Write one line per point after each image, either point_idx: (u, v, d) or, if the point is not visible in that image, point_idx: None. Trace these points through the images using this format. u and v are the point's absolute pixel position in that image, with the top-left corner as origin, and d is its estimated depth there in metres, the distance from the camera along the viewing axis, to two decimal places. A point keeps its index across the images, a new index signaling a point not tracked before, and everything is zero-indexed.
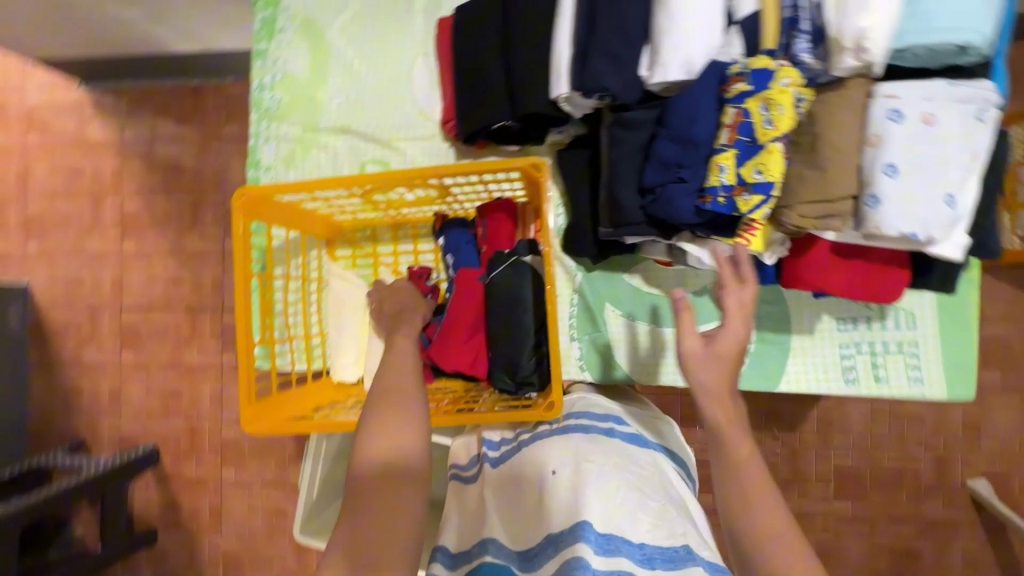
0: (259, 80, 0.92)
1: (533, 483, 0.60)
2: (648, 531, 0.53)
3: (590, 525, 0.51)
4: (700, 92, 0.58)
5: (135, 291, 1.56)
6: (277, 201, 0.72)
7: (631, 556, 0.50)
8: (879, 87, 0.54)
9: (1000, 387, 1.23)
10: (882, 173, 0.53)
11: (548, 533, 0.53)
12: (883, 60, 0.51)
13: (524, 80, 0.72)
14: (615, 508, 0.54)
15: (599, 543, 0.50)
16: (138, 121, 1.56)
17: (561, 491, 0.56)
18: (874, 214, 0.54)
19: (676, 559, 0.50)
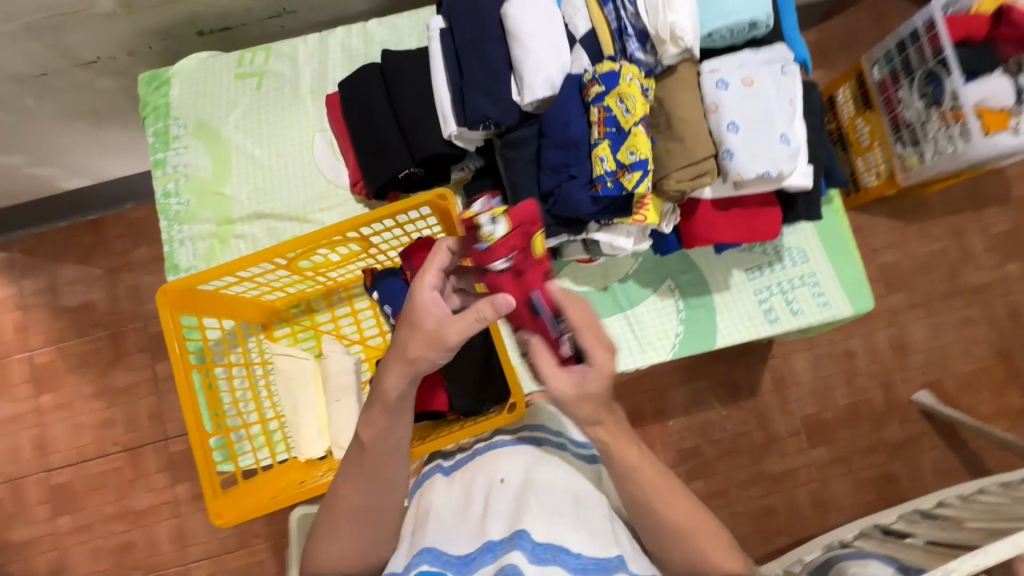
0: (162, 188, 0.94)
1: (477, 496, 0.59)
2: (584, 543, 0.54)
3: (527, 534, 0.51)
4: (566, 101, 0.68)
5: (62, 446, 1.43)
6: (203, 291, 0.73)
7: (566, 564, 0.50)
8: (703, 66, 0.65)
9: (906, 305, 1.39)
10: (728, 131, 0.63)
11: (487, 541, 0.53)
12: (696, 43, 0.63)
13: (417, 130, 0.79)
14: (557, 520, 0.54)
15: (534, 551, 0.50)
16: (38, 268, 1.49)
17: (505, 499, 0.57)
18: (732, 166, 0.63)
19: (609, 568, 0.52)
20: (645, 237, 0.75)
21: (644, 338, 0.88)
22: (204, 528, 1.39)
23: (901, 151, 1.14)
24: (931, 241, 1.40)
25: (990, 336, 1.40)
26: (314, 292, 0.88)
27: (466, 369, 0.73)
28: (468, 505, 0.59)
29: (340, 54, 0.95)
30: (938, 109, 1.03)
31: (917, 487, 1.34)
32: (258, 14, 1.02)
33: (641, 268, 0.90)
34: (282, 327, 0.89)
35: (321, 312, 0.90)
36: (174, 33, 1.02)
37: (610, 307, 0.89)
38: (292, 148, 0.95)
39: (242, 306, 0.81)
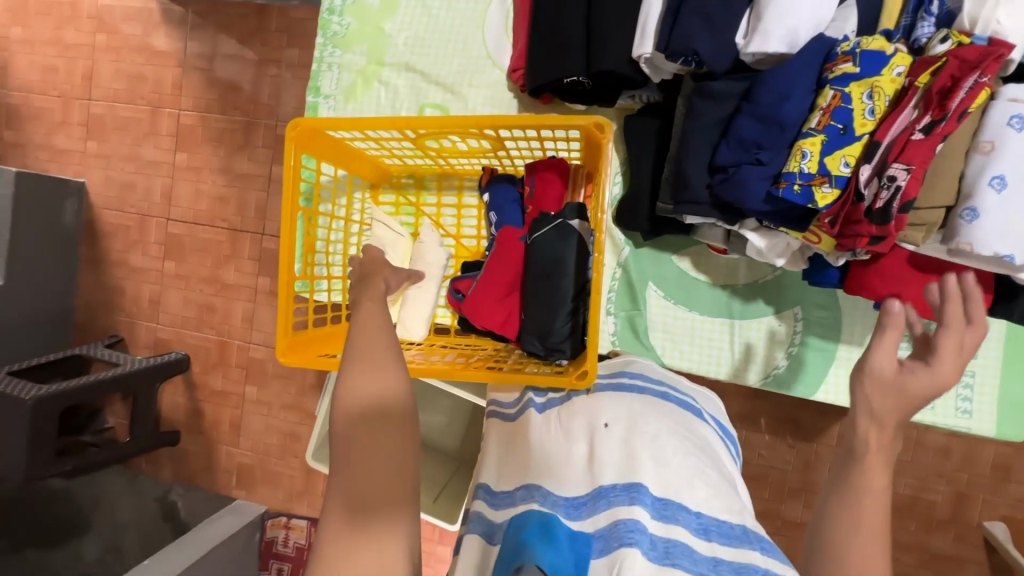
0: (329, 2, 0.89)
1: (582, 435, 0.58)
2: (705, 502, 0.51)
3: (645, 489, 0.50)
4: (797, 69, 0.53)
5: (183, 203, 1.60)
6: (328, 135, 0.70)
7: (687, 524, 0.49)
8: (1004, 89, 0.49)
9: None
10: (987, 185, 0.48)
11: (599, 486, 0.52)
12: (1019, 58, 0.47)
13: (608, 36, 0.68)
14: (670, 474, 0.52)
15: (656, 507, 0.50)
16: (203, 33, 1.56)
17: (613, 447, 0.55)
18: (968, 230, 0.49)
19: (735, 537, 0.49)
20: (801, 259, 0.65)
21: (740, 354, 0.80)
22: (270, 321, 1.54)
23: None
24: None
25: None
26: (430, 169, 0.86)
27: (546, 311, 0.69)
28: (572, 445, 0.58)
29: None
30: None
31: None
32: None
33: (773, 281, 0.79)
34: (387, 193, 0.89)
35: (429, 193, 0.88)
36: None
37: (719, 308, 0.80)
38: (466, 6, 0.86)
39: (358, 160, 0.80)
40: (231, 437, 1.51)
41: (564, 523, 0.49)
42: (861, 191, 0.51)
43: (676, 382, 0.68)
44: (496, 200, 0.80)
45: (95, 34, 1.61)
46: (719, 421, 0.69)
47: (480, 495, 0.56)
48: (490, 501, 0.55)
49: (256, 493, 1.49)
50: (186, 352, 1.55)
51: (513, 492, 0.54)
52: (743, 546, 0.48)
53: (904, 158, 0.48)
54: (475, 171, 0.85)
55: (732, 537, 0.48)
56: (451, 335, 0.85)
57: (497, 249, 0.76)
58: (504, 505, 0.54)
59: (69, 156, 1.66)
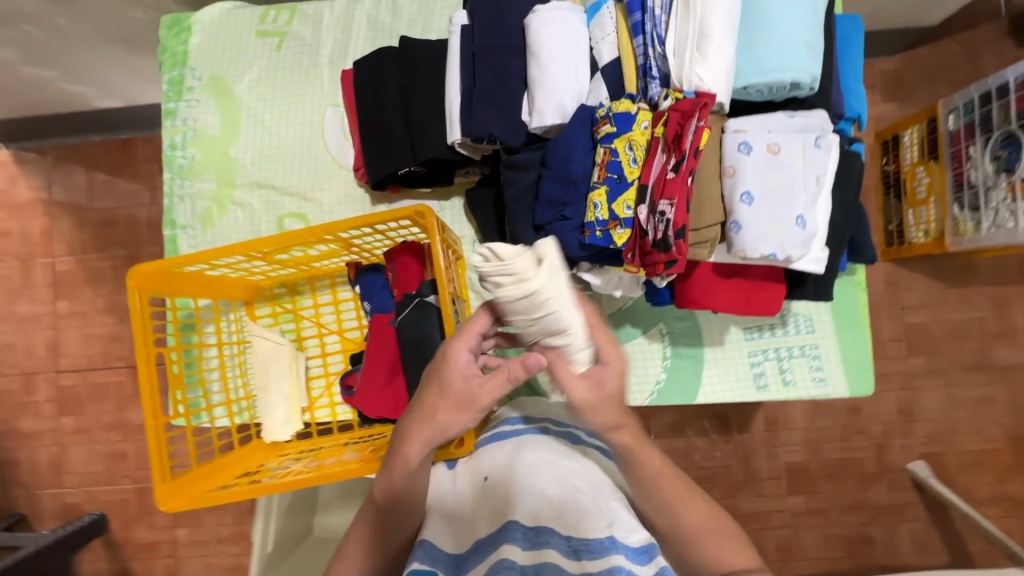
0: (170, 139, 0.93)
1: (466, 492, 0.62)
2: (575, 523, 0.54)
3: (516, 524, 0.53)
4: (573, 136, 0.62)
5: (71, 351, 1.51)
6: (177, 273, 0.72)
7: (558, 547, 0.51)
8: (729, 123, 0.59)
9: (926, 371, 1.31)
10: (740, 202, 0.58)
11: (475, 538, 0.56)
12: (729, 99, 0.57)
13: (424, 131, 0.76)
14: (539, 506, 0.56)
15: (526, 539, 0.52)
16: (67, 177, 1.53)
17: (490, 498, 0.60)
18: (739, 240, 0.58)
19: (600, 550, 0.51)
20: (638, 285, 0.71)
21: (626, 378, 0.85)
22: None
23: (957, 213, 1.03)
24: (971, 308, 1.30)
25: (1007, 418, 1.31)
26: (298, 276, 0.88)
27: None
28: (459, 505, 0.62)
29: (366, 26, 0.90)
30: (1007, 177, 0.92)
31: (890, 554, 1.30)
32: None
33: (635, 306, 0.85)
34: (263, 305, 0.90)
35: (304, 296, 0.90)
36: None
37: None
38: (302, 119, 0.92)
39: (220, 285, 0.81)
40: None
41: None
42: (644, 227, 0.59)
43: (559, 415, 0.73)
44: (366, 291, 0.83)
45: None
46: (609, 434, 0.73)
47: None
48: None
49: None
50: (100, 510, 1.43)
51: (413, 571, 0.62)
52: (608, 555, 0.50)
53: (666, 195, 0.57)
54: (341, 267, 0.87)
55: (599, 549, 0.51)
56: (355, 430, 0.85)
57: (371, 338, 0.78)
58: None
59: None
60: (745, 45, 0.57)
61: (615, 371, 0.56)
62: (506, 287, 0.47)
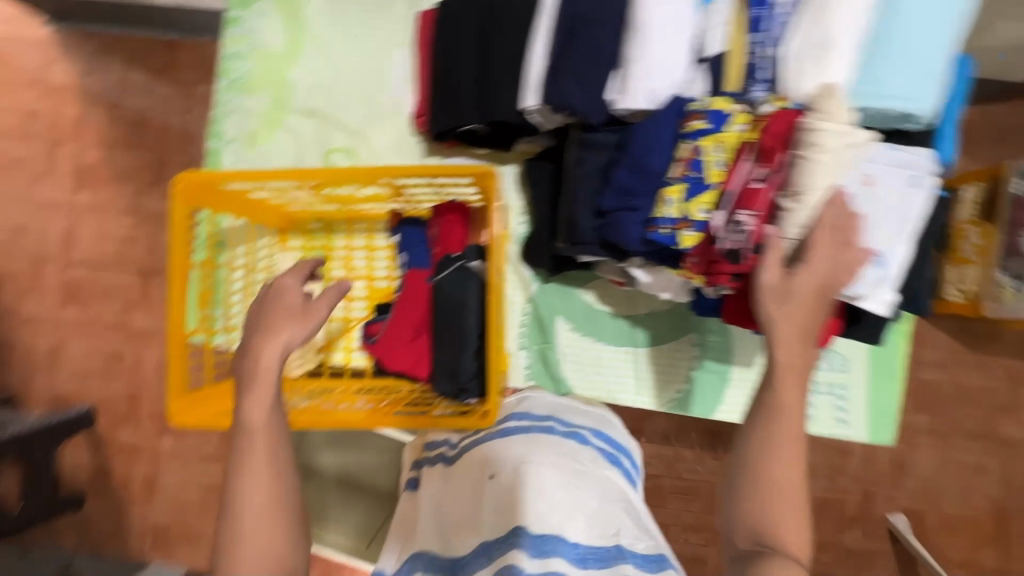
0: (230, 47, 0.89)
1: (472, 488, 0.62)
2: (583, 531, 0.56)
3: (525, 530, 0.54)
4: (659, 125, 0.59)
5: (85, 245, 1.50)
6: (222, 188, 0.70)
7: (567, 556, 0.53)
8: None
9: (929, 429, 1.30)
10: None
11: (484, 541, 0.57)
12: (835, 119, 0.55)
13: (496, 89, 0.71)
14: (549, 507, 0.56)
15: (535, 545, 0.53)
16: (105, 69, 1.49)
17: (497, 496, 0.59)
18: None
19: (608, 559, 0.55)
20: (684, 292, 0.70)
21: (646, 381, 0.84)
22: None
23: None
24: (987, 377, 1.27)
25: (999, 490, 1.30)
26: (337, 214, 0.86)
27: (450, 351, 0.71)
28: (463, 502, 0.61)
29: None
30: None
31: None
32: None
33: (670, 310, 0.84)
34: (295, 237, 0.88)
35: (338, 236, 0.88)
36: None
37: (623, 337, 0.84)
38: (368, 53, 0.88)
39: (259, 209, 0.79)
40: (143, 497, 1.43)
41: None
42: (717, 234, 0.56)
43: (564, 413, 0.74)
44: (405, 243, 0.81)
45: None
46: (612, 439, 0.75)
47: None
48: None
49: (176, 551, 1.39)
50: (91, 406, 1.44)
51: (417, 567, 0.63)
52: (615, 564, 0.54)
53: (750, 205, 0.54)
54: (383, 213, 0.85)
55: (605, 559, 0.55)
56: (366, 378, 0.84)
57: (404, 292, 0.77)
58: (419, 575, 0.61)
59: None
60: (866, 64, 0.54)
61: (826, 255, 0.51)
62: (827, 125, 0.51)
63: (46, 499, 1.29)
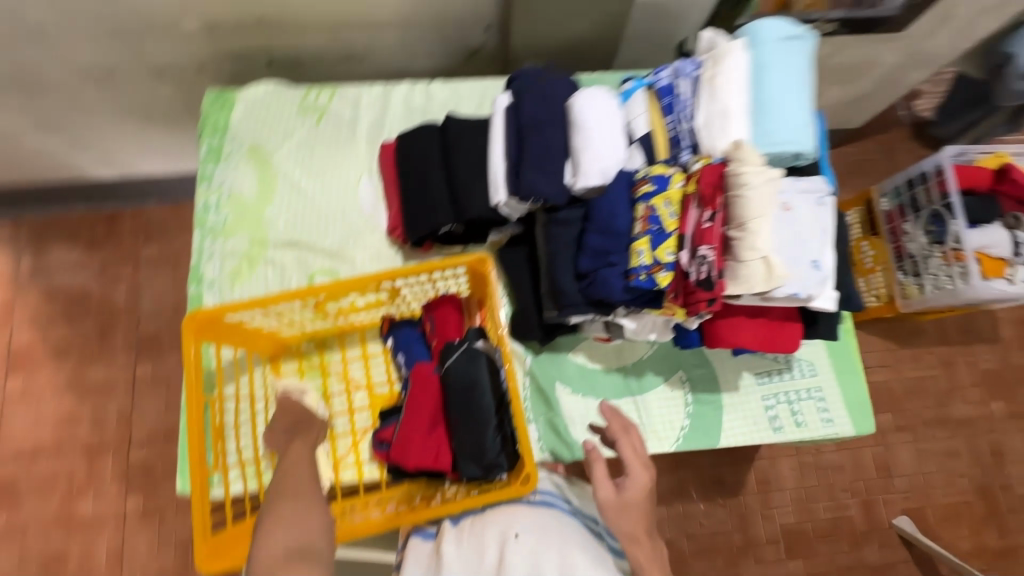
0: (203, 200, 0.96)
1: (491, 547, 0.64)
2: None
3: None
4: (615, 195, 0.72)
5: (18, 433, 1.37)
6: (226, 320, 0.73)
7: None
8: None
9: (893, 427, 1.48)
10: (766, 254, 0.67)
11: None
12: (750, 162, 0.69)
13: (467, 193, 0.83)
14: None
15: None
16: (40, 250, 1.49)
17: (518, 556, 0.62)
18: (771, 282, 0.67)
19: None
20: (669, 329, 0.77)
21: (652, 425, 0.89)
22: (146, 549, 1.31)
23: (903, 279, 1.40)
24: (923, 367, 1.52)
25: (972, 470, 1.47)
26: (330, 330, 0.89)
27: (473, 430, 0.73)
28: (481, 560, 0.64)
29: (401, 107, 1.01)
30: (941, 248, 1.29)
31: None
32: (329, 56, 1.13)
33: (655, 354, 0.92)
34: (289, 362, 0.89)
35: (332, 352, 0.90)
36: (246, 59, 1.12)
37: (620, 389, 0.90)
38: (337, 185, 0.98)
39: (256, 338, 0.81)
40: None
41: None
42: (686, 270, 0.67)
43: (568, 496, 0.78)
44: (401, 343, 0.85)
45: None
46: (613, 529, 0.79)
47: None
48: None
49: None
50: None
51: None
52: None
53: (705, 242, 0.65)
54: (375, 321, 0.90)
55: None
56: (383, 488, 0.82)
57: (414, 388, 0.78)
58: None
59: None
60: (760, 122, 0.69)
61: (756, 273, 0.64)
62: (748, 172, 0.64)
63: None
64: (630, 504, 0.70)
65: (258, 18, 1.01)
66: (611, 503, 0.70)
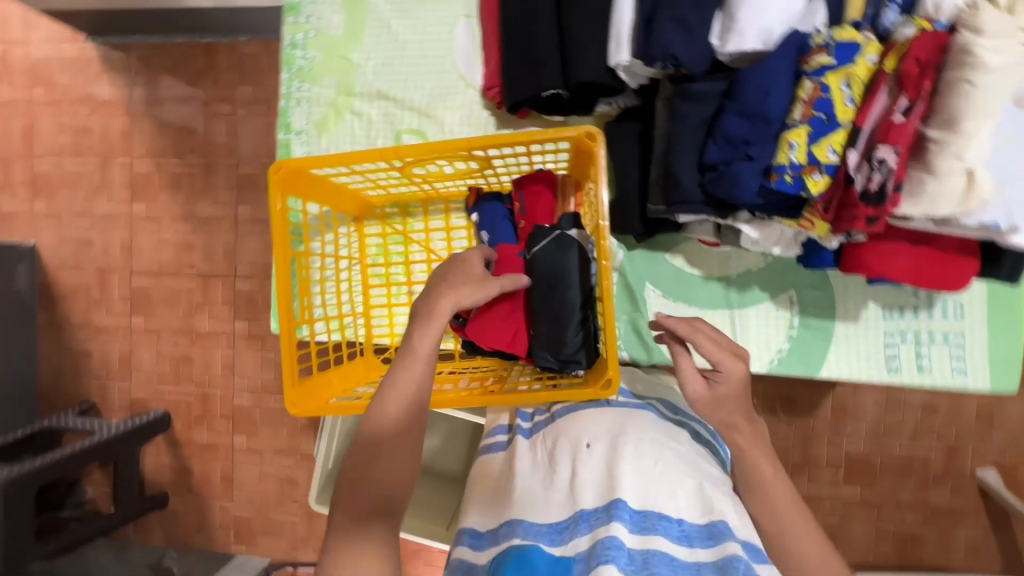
0: (291, 37, 0.88)
1: (564, 452, 0.61)
2: (687, 508, 0.55)
3: (624, 504, 0.54)
4: (775, 66, 0.55)
5: (144, 254, 1.55)
6: (311, 175, 0.70)
7: (666, 534, 0.53)
8: None
9: None
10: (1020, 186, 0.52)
11: (581, 510, 0.55)
12: None
13: (581, 50, 0.69)
14: (651, 484, 0.56)
15: (634, 521, 0.53)
16: (150, 79, 1.53)
17: (594, 466, 0.59)
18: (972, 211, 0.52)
19: (714, 536, 0.52)
20: (796, 244, 0.66)
21: (745, 344, 0.81)
22: (251, 367, 1.51)
23: None
24: None
25: None
26: (414, 196, 0.85)
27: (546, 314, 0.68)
28: (552, 470, 0.60)
29: None
30: None
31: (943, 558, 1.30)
32: None
33: (765, 269, 0.81)
34: (374, 224, 0.88)
35: (416, 219, 0.88)
36: None
37: (718, 299, 0.81)
38: (431, 30, 0.86)
39: (342, 197, 0.79)
40: (222, 493, 1.49)
41: (544, 552, 0.52)
42: (850, 175, 0.53)
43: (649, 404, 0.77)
44: (486, 219, 0.79)
45: (33, 88, 1.56)
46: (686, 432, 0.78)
47: (465, 540, 0.57)
48: (476, 544, 0.56)
49: (258, 544, 1.47)
50: (165, 410, 1.50)
51: (497, 530, 0.56)
52: (724, 540, 0.51)
53: (892, 141, 0.50)
54: (461, 192, 0.85)
55: (711, 537, 0.52)
56: (456, 359, 0.83)
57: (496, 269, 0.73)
58: (491, 543, 0.55)
59: (16, 220, 1.59)
60: None
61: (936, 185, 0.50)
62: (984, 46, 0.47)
63: (135, 496, 1.36)
64: (725, 398, 0.59)
65: None
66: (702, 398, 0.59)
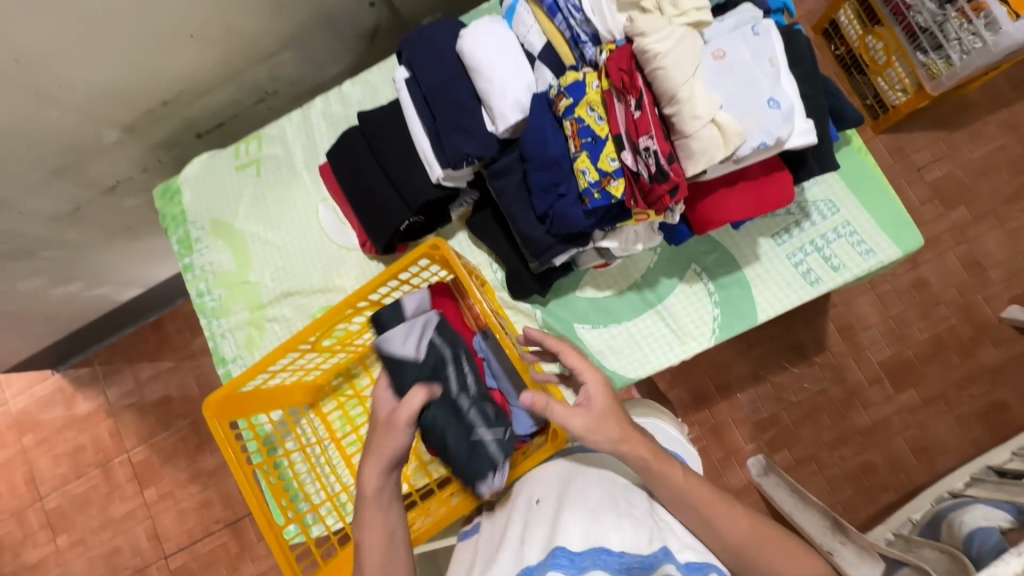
0: (196, 289, 1.00)
1: (519, 514, 0.64)
2: (628, 541, 0.56)
3: (563, 549, 0.54)
4: (539, 121, 0.66)
5: (171, 532, 1.58)
6: (244, 393, 0.77)
7: (607, 567, 0.53)
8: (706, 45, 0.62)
9: (974, 217, 1.31)
10: (769, 106, 0.59)
11: (525, 564, 0.55)
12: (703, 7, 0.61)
13: (408, 183, 0.81)
14: (595, 525, 0.57)
15: (574, 564, 0.53)
16: (120, 376, 1.66)
17: (541, 520, 0.61)
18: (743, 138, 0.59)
19: (653, 564, 0.54)
20: (656, 232, 0.73)
21: (684, 329, 0.85)
22: None
23: (924, 60, 1.17)
24: (986, 142, 1.33)
25: None
26: (348, 360, 0.92)
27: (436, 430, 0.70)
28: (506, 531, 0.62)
29: (323, 122, 0.98)
30: (956, 5, 1.06)
31: None
32: (246, 104, 1.12)
33: (660, 260, 0.87)
34: (328, 401, 0.93)
35: (361, 377, 0.94)
36: (178, 141, 1.13)
37: (638, 305, 0.87)
38: (301, 224, 0.99)
39: (284, 395, 0.85)
40: None
41: None
42: (636, 169, 0.62)
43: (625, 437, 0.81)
44: None
45: (22, 437, 1.67)
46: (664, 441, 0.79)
47: None
48: None
49: None
50: None
51: None
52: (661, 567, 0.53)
53: (643, 131, 0.59)
54: None
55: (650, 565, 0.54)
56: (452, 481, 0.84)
57: None
58: None
59: (45, 566, 1.62)
60: None
61: (688, 139, 0.58)
62: (651, 42, 0.58)
63: None
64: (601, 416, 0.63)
65: (164, 102, 1.02)
66: (586, 425, 0.62)
